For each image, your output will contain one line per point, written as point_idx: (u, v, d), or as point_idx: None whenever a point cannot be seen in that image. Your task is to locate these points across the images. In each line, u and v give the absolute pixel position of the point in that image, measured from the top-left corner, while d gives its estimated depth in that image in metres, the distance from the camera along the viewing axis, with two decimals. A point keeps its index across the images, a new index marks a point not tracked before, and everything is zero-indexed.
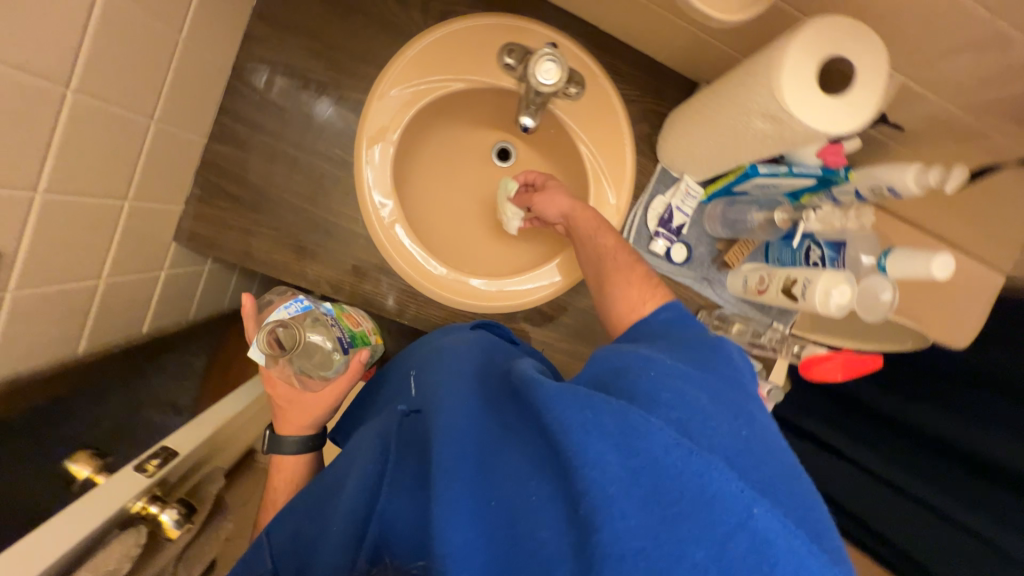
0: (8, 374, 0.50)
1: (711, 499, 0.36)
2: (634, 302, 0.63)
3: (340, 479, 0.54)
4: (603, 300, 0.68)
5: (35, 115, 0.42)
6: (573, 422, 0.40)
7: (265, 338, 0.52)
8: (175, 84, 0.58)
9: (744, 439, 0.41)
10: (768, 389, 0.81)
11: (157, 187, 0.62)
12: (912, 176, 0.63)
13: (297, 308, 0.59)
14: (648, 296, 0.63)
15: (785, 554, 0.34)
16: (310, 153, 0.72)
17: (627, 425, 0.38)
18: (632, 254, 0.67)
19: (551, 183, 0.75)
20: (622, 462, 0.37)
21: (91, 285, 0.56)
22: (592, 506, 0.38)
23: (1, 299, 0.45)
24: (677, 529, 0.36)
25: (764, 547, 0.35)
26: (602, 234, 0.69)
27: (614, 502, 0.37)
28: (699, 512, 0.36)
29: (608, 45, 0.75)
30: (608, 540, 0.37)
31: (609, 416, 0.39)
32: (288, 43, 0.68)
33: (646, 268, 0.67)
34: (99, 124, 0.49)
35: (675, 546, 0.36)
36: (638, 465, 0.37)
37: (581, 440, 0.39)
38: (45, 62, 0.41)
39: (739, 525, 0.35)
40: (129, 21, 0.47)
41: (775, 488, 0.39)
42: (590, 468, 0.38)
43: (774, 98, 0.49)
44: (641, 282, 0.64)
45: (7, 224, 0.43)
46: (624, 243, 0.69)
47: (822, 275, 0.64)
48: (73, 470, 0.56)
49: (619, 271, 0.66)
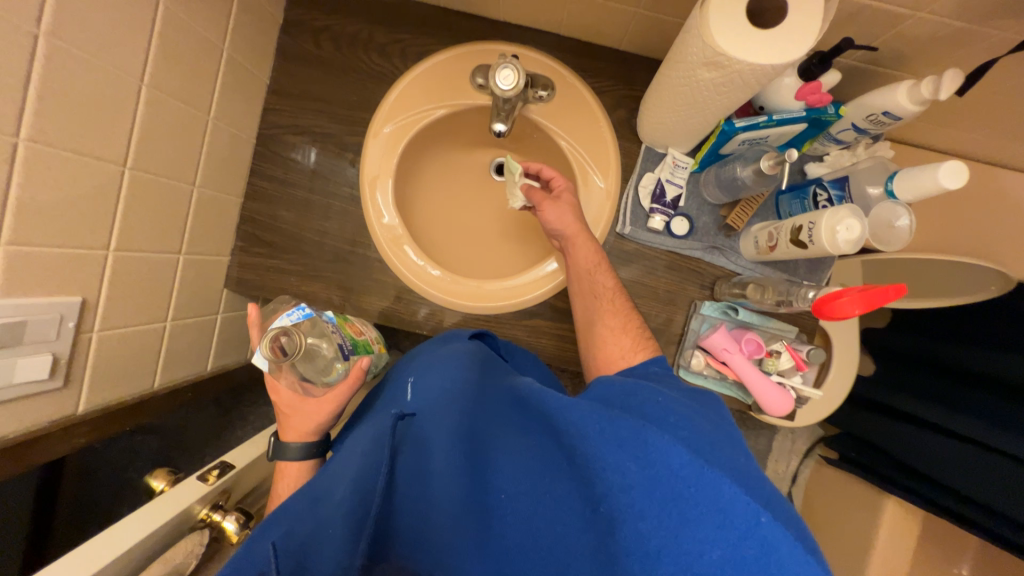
0: (101, 404, 0.61)
1: (724, 509, 0.44)
2: (625, 350, 0.70)
3: (342, 478, 0.60)
4: (591, 340, 0.75)
5: (102, 189, 0.55)
6: (600, 434, 0.50)
7: (270, 346, 0.58)
8: (211, 157, 0.71)
9: (726, 453, 0.52)
10: (806, 351, 0.75)
11: (206, 242, 0.75)
12: (906, 93, 0.60)
13: (299, 316, 0.66)
14: (638, 347, 0.70)
15: (785, 556, 0.42)
16: (324, 195, 0.82)
17: (645, 441, 0.48)
18: (626, 302, 0.74)
19: (566, 195, 0.76)
20: (641, 470, 0.47)
21: (160, 327, 0.68)
22: (616, 509, 0.48)
23: (89, 338, 0.57)
24: (696, 531, 0.44)
25: (769, 551, 0.42)
26: (602, 275, 0.74)
27: (638, 506, 0.47)
28: (713, 517, 0.44)
29: (571, 46, 0.80)
30: (631, 537, 0.46)
31: (634, 435, 0.48)
32: (300, 110, 0.81)
33: (640, 321, 0.74)
34: (153, 195, 0.62)
35: (690, 543, 0.44)
36: (656, 474, 0.47)
37: (603, 453, 0.50)
38: (103, 149, 0.54)
39: (748, 531, 0.42)
40: (167, 113, 0.61)
41: (774, 505, 0.48)
42: (613, 475, 0.48)
43: (708, 44, 0.50)
44: (634, 333, 0.72)
45: (87, 276, 0.55)
46: (620, 288, 0.76)
47: (828, 211, 0.61)
48: (152, 484, 0.66)
49: (617, 317, 0.73)
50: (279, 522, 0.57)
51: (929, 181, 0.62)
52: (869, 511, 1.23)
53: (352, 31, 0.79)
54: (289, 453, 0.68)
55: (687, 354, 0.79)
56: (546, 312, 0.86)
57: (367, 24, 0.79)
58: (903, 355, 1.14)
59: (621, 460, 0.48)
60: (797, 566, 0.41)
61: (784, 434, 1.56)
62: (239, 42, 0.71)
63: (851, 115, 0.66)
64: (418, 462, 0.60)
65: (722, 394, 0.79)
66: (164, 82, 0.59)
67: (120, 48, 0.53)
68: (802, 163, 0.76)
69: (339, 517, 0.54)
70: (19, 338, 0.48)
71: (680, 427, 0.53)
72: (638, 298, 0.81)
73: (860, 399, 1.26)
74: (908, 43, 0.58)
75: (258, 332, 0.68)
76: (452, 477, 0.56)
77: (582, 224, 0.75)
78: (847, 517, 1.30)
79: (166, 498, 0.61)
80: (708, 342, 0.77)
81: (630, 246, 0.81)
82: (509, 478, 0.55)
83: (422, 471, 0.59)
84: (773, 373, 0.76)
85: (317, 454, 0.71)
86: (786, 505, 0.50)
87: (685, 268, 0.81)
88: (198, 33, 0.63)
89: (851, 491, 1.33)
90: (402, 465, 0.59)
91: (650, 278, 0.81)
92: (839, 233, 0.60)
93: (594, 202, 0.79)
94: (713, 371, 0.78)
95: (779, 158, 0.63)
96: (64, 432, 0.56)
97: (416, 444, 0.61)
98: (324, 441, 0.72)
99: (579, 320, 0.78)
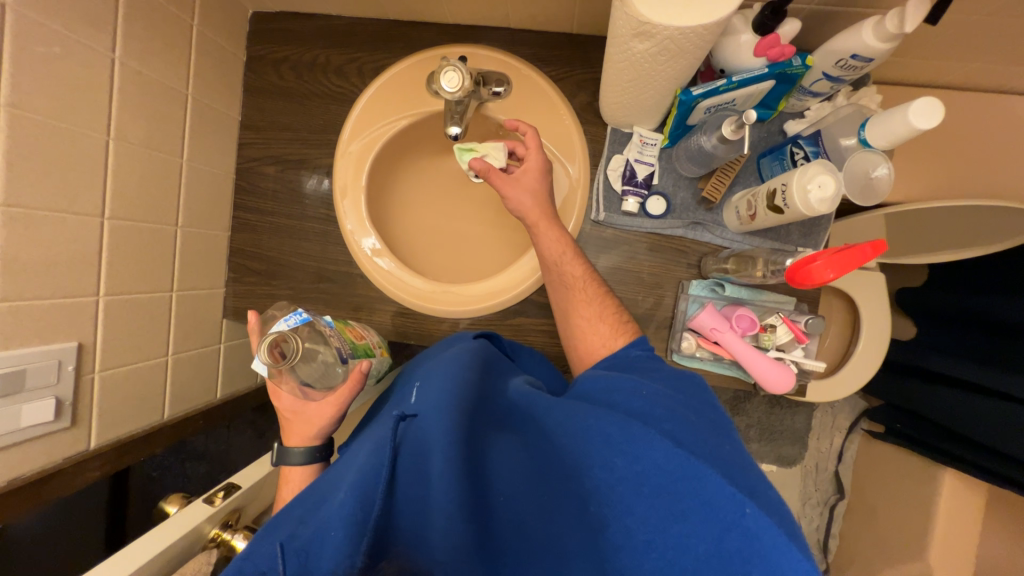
0: (113, 438, 0.66)
1: (710, 500, 0.42)
2: (607, 337, 0.69)
3: (336, 485, 0.53)
4: (570, 329, 0.73)
5: (83, 239, 0.59)
6: (588, 436, 0.49)
7: (268, 350, 0.59)
8: (189, 196, 0.75)
9: (719, 448, 0.48)
10: (805, 321, 0.70)
11: (197, 276, 0.79)
12: (871, 32, 0.55)
13: (296, 319, 0.67)
14: (619, 332, 0.68)
15: (772, 549, 0.39)
16: (304, 219, 0.85)
17: (632, 436, 0.47)
18: (599, 289, 0.71)
19: (528, 169, 0.72)
20: (627, 466, 0.46)
21: (162, 361, 0.73)
22: (603, 505, 0.46)
23: (92, 379, 0.62)
24: (681, 525, 0.43)
25: (755, 542, 0.40)
26: (569, 264, 0.71)
27: (624, 501, 0.45)
28: (698, 509, 0.42)
29: (523, 39, 0.79)
30: (619, 534, 0.45)
31: (617, 428, 0.48)
32: (272, 141, 0.84)
33: (616, 303, 0.72)
34: (136, 240, 0.66)
35: (677, 539, 0.43)
36: (642, 468, 0.46)
37: (592, 449, 0.48)
38: (81, 205, 0.58)
39: (733, 523, 0.41)
40: (138, 163, 0.65)
41: (763, 494, 0.44)
42: (601, 471, 0.47)
43: (631, 14, 0.47)
44: (612, 320, 0.70)
45: (79, 323, 0.60)
46: (593, 275, 0.73)
47: (799, 170, 0.57)
48: (165, 508, 0.71)
49: (591, 305, 0.70)
50: (286, 521, 0.50)
51: (901, 123, 0.55)
52: (924, 485, 1.13)
53: (308, 58, 0.82)
54: (291, 457, 0.70)
55: (678, 337, 0.76)
56: (532, 309, 0.85)
57: (322, 48, 0.81)
58: (939, 313, 1.04)
59: (607, 456, 0.47)
60: (788, 561, 0.39)
61: (822, 411, 1.46)
62: (203, 86, 0.75)
63: (820, 64, 0.61)
64: (420, 466, 0.50)
65: (721, 374, 0.75)
66: (131, 133, 0.63)
67: (84, 109, 0.57)
68: (782, 121, 0.72)
69: (334, 519, 0.45)
70: (21, 386, 0.53)
71: (664, 419, 0.49)
72: (623, 285, 0.79)
73: (899, 365, 1.16)
74: None
75: (259, 338, 0.72)
76: (455, 480, 0.47)
77: (542, 201, 0.73)
78: (902, 496, 1.19)
79: (176, 520, 0.64)
80: (697, 323, 0.73)
81: (608, 232, 0.79)
82: (507, 479, 0.50)
83: (424, 473, 0.49)
84: (771, 348, 0.72)
85: (320, 457, 0.72)
86: (772, 493, 0.46)
87: (669, 248, 0.77)
88: (159, 83, 0.67)
89: (905, 465, 1.22)
90: (403, 467, 0.50)
91: (632, 263, 0.78)
92: (810, 192, 0.56)
93: (564, 189, 0.77)
94: (707, 352, 0.74)
95: (740, 121, 0.59)
96: (76, 467, 0.61)
97: (418, 446, 0.51)
98: (328, 445, 0.74)
99: (555, 308, 0.76)
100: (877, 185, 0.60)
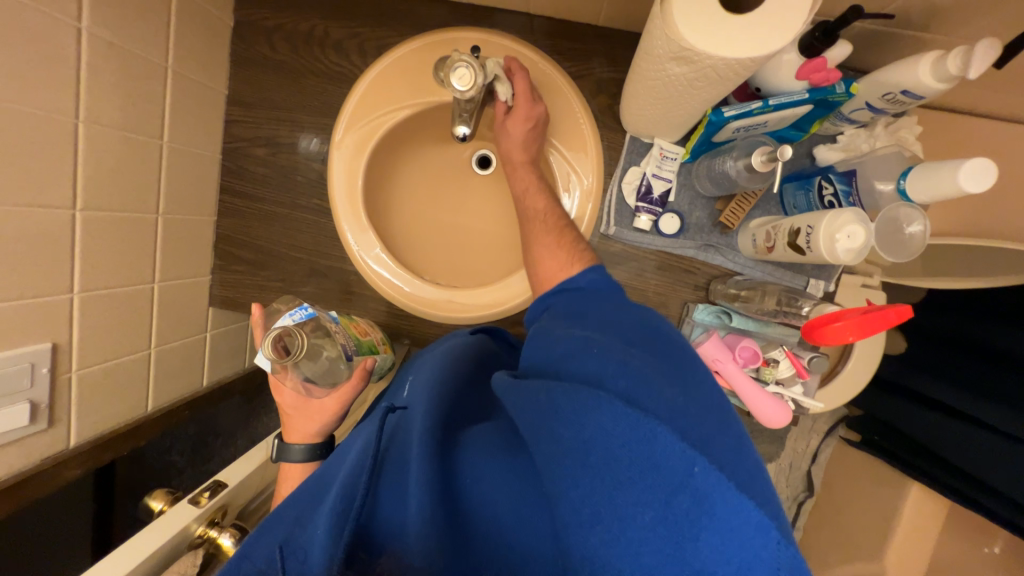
0: (94, 435, 0.64)
1: (655, 463, 0.34)
2: (560, 264, 0.61)
3: (327, 476, 0.51)
4: (529, 262, 0.66)
5: (54, 234, 0.54)
6: (531, 406, 0.42)
7: (271, 346, 0.56)
8: (170, 179, 0.69)
9: (682, 404, 0.38)
10: (809, 359, 0.69)
11: (179, 265, 0.75)
12: (930, 67, 0.51)
13: (302, 315, 0.63)
14: (573, 259, 0.61)
15: (721, 508, 0.32)
16: (296, 208, 0.80)
17: (577, 400, 0.38)
18: (560, 219, 0.65)
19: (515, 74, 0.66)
20: (573, 435, 0.38)
21: (144, 354, 0.70)
22: (550, 478, 0.39)
23: (69, 379, 0.59)
24: (629, 494, 0.35)
25: (702, 503, 0.33)
26: (531, 197, 0.67)
27: (569, 471, 0.37)
28: (643, 474, 0.34)
29: (542, 26, 0.71)
30: (568, 509, 0.37)
31: (563, 393, 0.39)
32: (262, 119, 0.78)
33: (576, 234, 0.65)
34: (113, 230, 0.62)
35: (623, 508, 0.35)
36: (588, 437, 0.37)
37: (540, 420, 0.41)
38: (51, 197, 0.53)
39: (681, 485, 0.33)
40: (113, 147, 0.59)
41: (714, 446, 0.37)
42: (546, 443, 0.40)
43: (675, 39, 0.42)
44: (569, 247, 0.62)
45: (53, 323, 0.56)
46: (558, 210, 0.67)
47: (829, 216, 0.55)
48: (150, 504, 0.70)
49: (548, 234, 0.64)
50: (285, 515, 0.47)
51: (949, 183, 0.52)
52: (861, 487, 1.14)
53: (305, 28, 0.74)
54: (292, 455, 0.69)
55: None
56: None
57: (319, 19, 0.73)
58: None
59: (554, 428, 0.39)
60: (736, 517, 0.32)
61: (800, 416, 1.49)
62: (184, 57, 0.67)
63: (865, 93, 0.57)
64: (402, 455, 0.48)
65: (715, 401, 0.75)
66: (103, 114, 0.57)
67: (50, 88, 0.51)
68: (812, 144, 0.67)
69: (321, 517, 0.43)
70: None
71: (617, 376, 0.40)
72: None
73: None
74: (927, 8, 0.48)
75: (261, 331, 0.70)
76: (427, 462, 0.44)
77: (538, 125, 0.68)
78: None
79: (159, 523, 0.63)
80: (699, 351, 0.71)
81: (616, 246, 0.75)
82: (476, 460, 0.46)
83: (405, 458, 0.47)
84: (770, 382, 0.70)
85: (321, 455, 0.70)
86: (745, 447, 0.39)
87: (677, 268, 0.75)
88: (136, 56, 0.60)
89: None
90: (387, 463, 0.48)
91: (639, 280, 0.76)
92: (838, 242, 0.54)
93: (560, 177, 0.71)
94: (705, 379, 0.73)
95: (772, 154, 0.56)
96: (54, 468, 0.59)
97: (402, 438, 0.50)
98: (328, 443, 0.72)
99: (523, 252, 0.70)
100: (920, 243, 0.57)
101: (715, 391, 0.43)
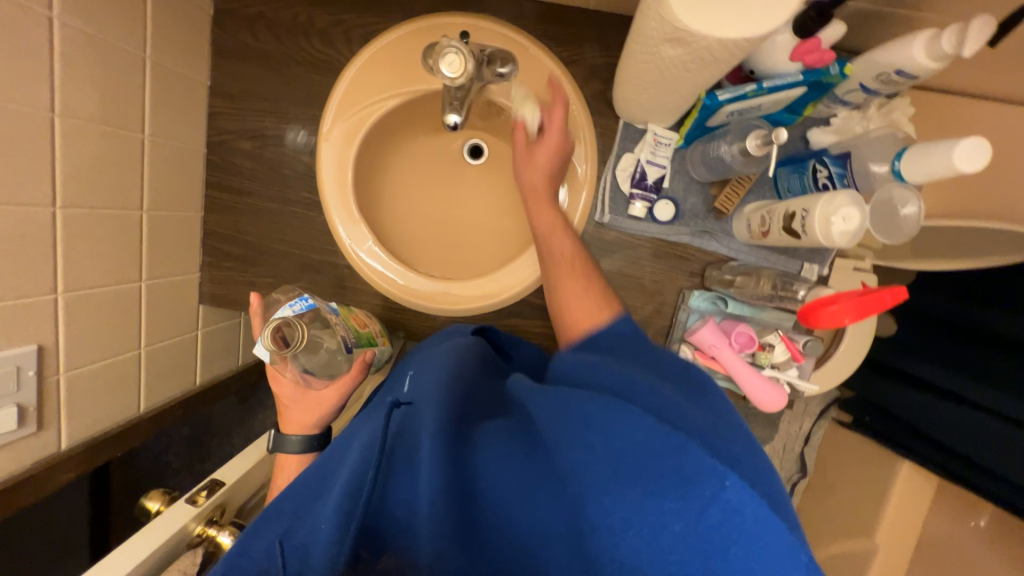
0: (85, 438, 0.63)
1: (686, 476, 0.35)
2: (590, 311, 0.62)
3: (329, 473, 0.49)
4: (555, 310, 0.67)
5: (34, 233, 0.52)
6: (560, 416, 0.43)
7: (271, 336, 0.55)
8: (153, 174, 0.67)
9: (705, 426, 0.41)
10: (805, 342, 0.69)
11: (165, 263, 0.73)
12: (923, 47, 0.51)
13: (303, 306, 0.63)
14: (603, 307, 0.61)
15: (751, 525, 0.33)
16: (285, 202, 0.79)
17: (612, 412, 0.39)
18: (587, 264, 0.65)
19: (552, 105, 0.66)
20: (606, 443, 0.39)
21: (134, 355, 0.69)
22: (577, 483, 0.39)
23: (57, 381, 0.58)
24: (660, 504, 0.36)
25: (733, 517, 0.34)
26: (557, 238, 0.65)
27: (598, 478, 0.38)
28: (674, 485, 0.35)
29: (533, 11, 0.70)
30: (595, 514, 0.38)
31: (595, 405, 0.41)
32: (248, 111, 0.76)
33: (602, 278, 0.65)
34: (96, 228, 0.60)
35: (653, 516, 0.36)
36: (622, 446, 0.38)
37: (570, 430, 0.41)
38: (30, 194, 0.51)
39: (711, 499, 0.34)
40: (92, 140, 0.57)
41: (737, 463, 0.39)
42: (577, 449, 0.40)
43: (669, 20, 0.41)
44: (597, 294, 0.63)
45: (38, 325, 0.54)
46: (582, 251, 0.67)
47: (824, 199, 0.55)
48: (147, 505, 0.69)
49: (575, 278, 0.64)
50: (284, 509, 0.47)
51: (943, 163, 0.52)
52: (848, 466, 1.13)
53: (288, 16, 0.72)
54: (287, 446, 0.68)
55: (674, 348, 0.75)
56: (526, 308, 0.84)
57: (303, 6, 0.71)
58: None
59: (586, 436, 0.40)
60: (764, 533, 0.33)
61: None
62: (164, 47, 0.65)
63: (858, 74, 0.57)
64: (409, 452, 0.45)
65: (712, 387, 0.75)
66: (80, 107, 0.55)
67: (23, 81, 0.49)
68: (806, 128, 0.67)
69: (328, 513, 0.41)
70: None
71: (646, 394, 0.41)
72: (621, 290, 0.76)
73: None
74: None
75: (260, 321, 0.68)
76: (440, 460, 0.42)
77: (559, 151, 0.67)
78: None
79: (156, 524, 0.63)
80: (696, 337, 0.71)
81: (612, 234, 0.75)
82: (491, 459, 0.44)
83: (414, 455, 0.45)
84: (766, 366, 0.70)
85: (317, 446, 0.70)
86: (759, 463, 0.42)
87: (672, 254, 0.75)
88: (112, 46, 0.58)
89: None
90: (393, 458, 0.45)
91: (635, 268, 0.75)
92: (833, 224, 0.54)
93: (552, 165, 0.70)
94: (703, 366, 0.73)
95: (767, 138, 0.56)
96: (42, 474, 0.58)
97: (408, 434, 0.47)
98: (325, 434, 0.72)
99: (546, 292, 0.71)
100: (914, 224, 0.57)
101: (732, 417, 0.46)
